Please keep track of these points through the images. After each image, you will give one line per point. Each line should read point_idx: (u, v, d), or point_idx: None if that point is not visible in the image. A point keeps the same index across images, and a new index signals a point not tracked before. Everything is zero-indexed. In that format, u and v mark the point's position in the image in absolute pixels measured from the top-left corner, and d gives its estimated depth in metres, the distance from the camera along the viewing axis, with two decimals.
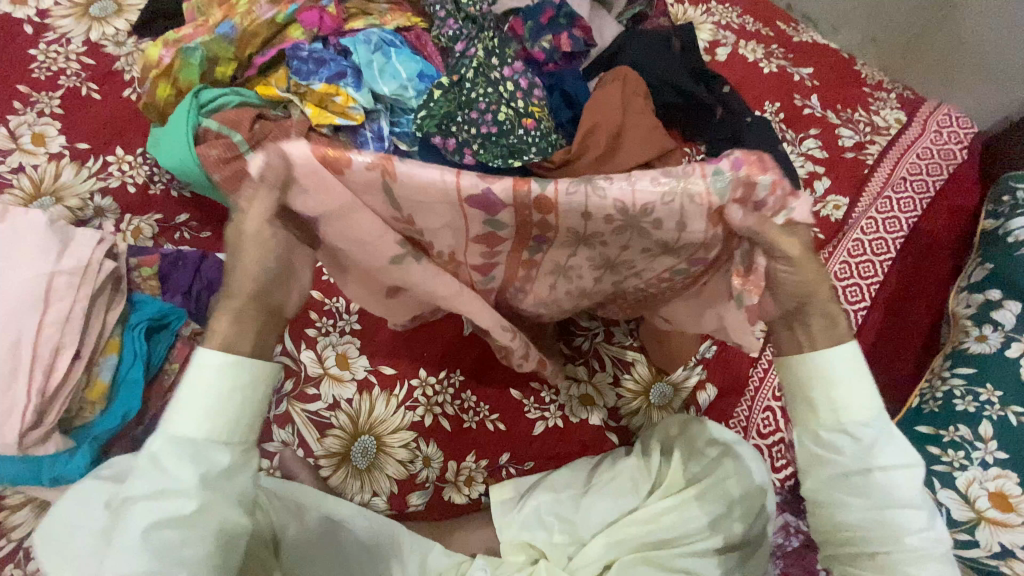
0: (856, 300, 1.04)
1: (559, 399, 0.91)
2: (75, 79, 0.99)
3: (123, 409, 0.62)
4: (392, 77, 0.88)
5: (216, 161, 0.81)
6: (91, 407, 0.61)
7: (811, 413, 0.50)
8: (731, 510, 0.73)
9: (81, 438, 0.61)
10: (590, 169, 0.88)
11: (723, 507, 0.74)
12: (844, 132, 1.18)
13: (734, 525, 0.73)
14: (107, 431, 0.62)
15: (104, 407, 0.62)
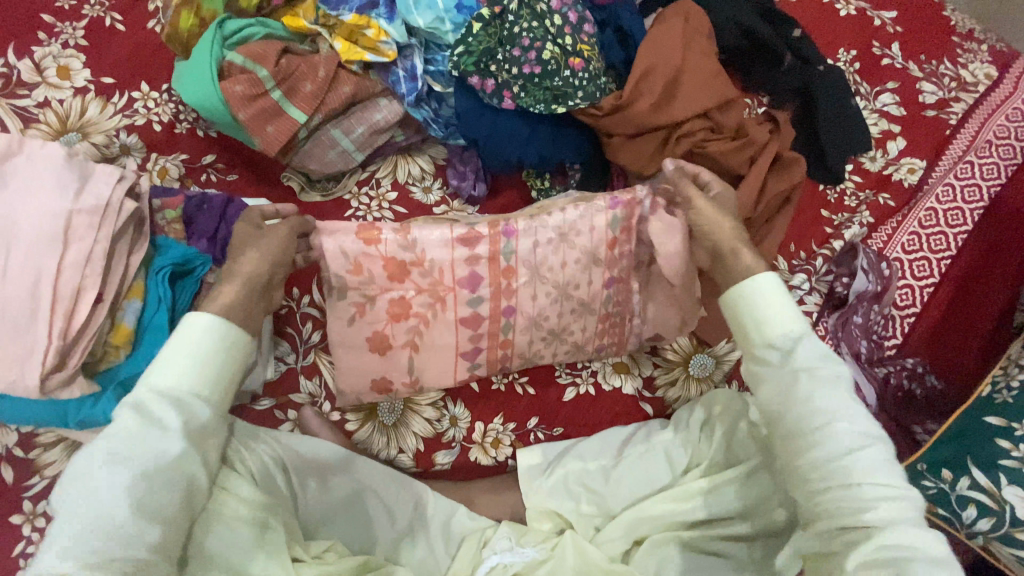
0: (922, 276, 1.01)
1: (593, 365, 0.87)
2: (99, 9, 0.93)
3: (147, 354, 0.61)
4: (428, 7, 0.79)
5: (241, 98, 0.75)
6: (116, 352, 0.60)
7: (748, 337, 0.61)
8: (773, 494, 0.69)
9: (106, 385, 0.60)
10: (642, 117, 0.82)
11: (768, 493, 0.68)
12: (926, 87, 1.17)
13: (776, 513, 0.68)
14: (132, 378, 0.61)
15: (130, 352, 0.60)
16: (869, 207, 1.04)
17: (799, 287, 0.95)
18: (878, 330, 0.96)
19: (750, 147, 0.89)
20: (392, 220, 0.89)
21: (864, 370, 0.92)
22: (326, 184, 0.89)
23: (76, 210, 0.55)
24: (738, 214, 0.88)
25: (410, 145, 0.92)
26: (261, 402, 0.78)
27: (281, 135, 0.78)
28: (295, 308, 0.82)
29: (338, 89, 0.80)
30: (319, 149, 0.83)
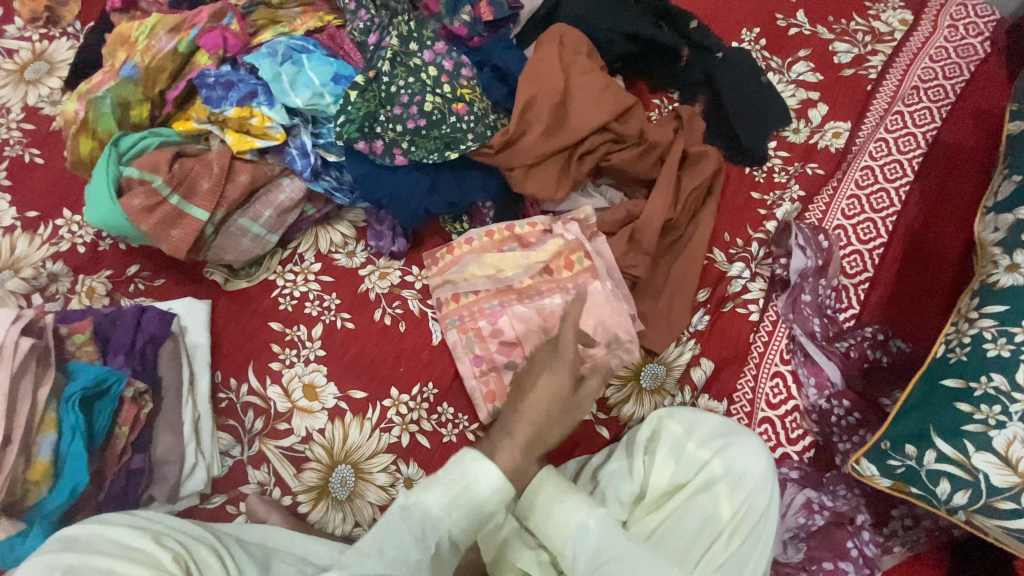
0: (869, 238, 0.98)
1: None
2: (18, 147, 0.99)
3: (69, 482, 0.63)
4: (306, 86, 0.82)
5: (141, 211, 0.77)
6: (37, 486, 0.62)
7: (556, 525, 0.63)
8: (721, 524, 0.65)
9: (31, 519, 0.62)
10: (535, 145, 0.83)
11: (711, 517, 0.66)
12: (840, 47, 1.15)
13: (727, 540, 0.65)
14: (57, 507, 0.63)
15: (51, 484, 0.63)
16: (798, 179, 1.01)
17: (739, 276, 0.93)
18: (831, 304, 0.92)
19: (656, 149, 0.89)
20: (319, 291, 0.90)
21: (822, 350, 0.89)
22: (250, 269, 0.90)
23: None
24: (658, 216, 0.87)
25: (326, 215, 0.93)
26: (211, 500, 0.79)
27: (187, 237, 0.79)
28: (235, 398, 0.83)
29: (236, 179, 0.82)
30: (232, 240, 0.84)
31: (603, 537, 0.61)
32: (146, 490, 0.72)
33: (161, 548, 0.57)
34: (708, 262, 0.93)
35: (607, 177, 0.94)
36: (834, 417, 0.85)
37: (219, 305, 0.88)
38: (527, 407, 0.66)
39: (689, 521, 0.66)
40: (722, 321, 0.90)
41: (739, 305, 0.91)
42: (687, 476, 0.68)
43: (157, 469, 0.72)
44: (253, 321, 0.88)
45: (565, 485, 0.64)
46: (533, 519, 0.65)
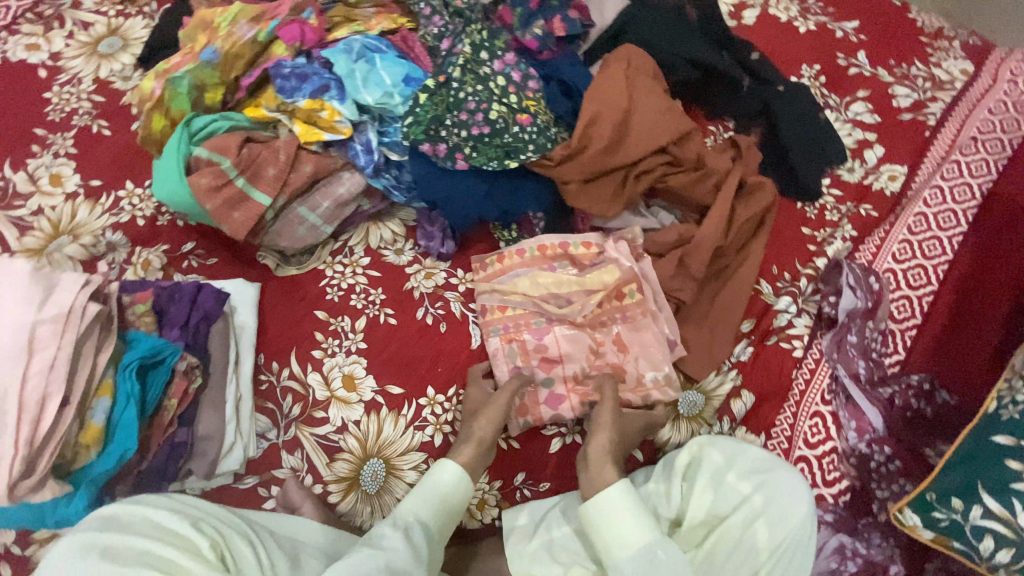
0: (919, 284, 0.96)
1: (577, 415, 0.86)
2: (87, 118, 1.03)
3: (117, 450, 0.64)
4: (377, 85, 0.83)
5: (207, 190, 0.79)
6: (86, 451, 0.63)
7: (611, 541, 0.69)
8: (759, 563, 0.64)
9: (77, 483, 0.63)
10: (594, 162, 0.84)
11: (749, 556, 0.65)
12: (899, 91, 1.14)
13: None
14: (103, 474, 0.64)
15: (100, 450, 0.64)
16: (851, 219, 1.00)
17: (785, 310, 0.92)
18: (877, 347, 0.91)
19: (712, 176, 0.89)
20: (366, 285, 0.91)
21: (865, 394, 0.87)
22: (300, 258, 0.92)
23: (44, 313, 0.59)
24: (709, 243, 0.86)
25: (379, 212, 0.95)
26: (244, 480, 0.79)
27: (249, 219, 0.81)
28: (275, 382, 0.85)
29: (301, 169, 0.84)
30: (288, 227, 0.86)
31: (670, 560, 0.65)
32: (185, 465, 0.73)
33: (199, 532, 0.59)
34: (754, 293, 0.93)
35: (659, 199, 0.94)
36: (874, 463, 0.83)
37: (268, 289, 0.90)
38: (603, 422, 0.78)
39: (732, 556, 0.65)
40: (764, 354, 0.89)
41: (783, 339, 0.90)
42: (726, 509, 0.67)
43: (198, 445, 0.73)
44: (299, 309, 0.89)
45: (634, 504, 0.69)
46: (596, 530, 0.70)
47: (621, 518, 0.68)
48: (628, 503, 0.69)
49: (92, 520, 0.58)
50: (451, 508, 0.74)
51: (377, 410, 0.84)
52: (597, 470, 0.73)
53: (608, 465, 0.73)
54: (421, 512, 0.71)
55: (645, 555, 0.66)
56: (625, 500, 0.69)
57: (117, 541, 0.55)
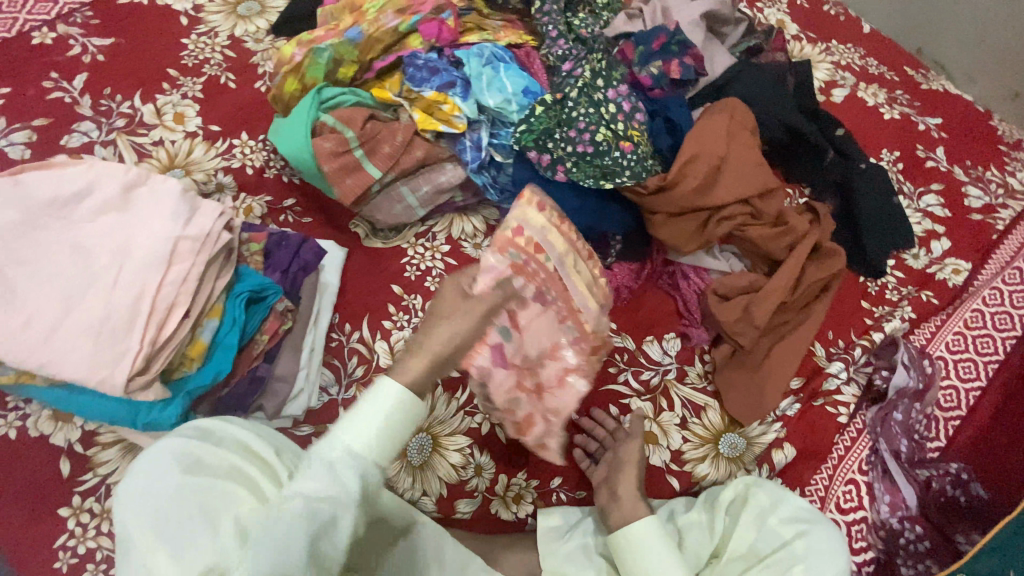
0: (968, 378, 0.98)
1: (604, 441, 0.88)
2: (217, 69, 1.11)
3: (214, 368, 0.70)
4: (499, 90, 0.90)
5: (328, 154, 0.85)
6: (191, 361, 0.69)
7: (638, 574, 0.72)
8: None
9: (176, 391, 0.69)
10: (684, 199, 0.88)
11: None
12: (972, 191, 1.18)
13: None
14: (197, 387, 0.70)
15: (201, 364, 0.70)
16: (911, 302, 1.03)
17: (836, 375, 0.94)
18: (920, 430, 0.94)
19: (790, 235, 0.93)
20: (443, 269, 0.95)
21: (903, 471, 0.90)
22: (388, 233, 0.97)
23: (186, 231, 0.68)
24: (777, 295, 0.90)
25: (466, 206, 1.00)
26: (301, 428, 0.83)
27: (357, 187, 0.87)
28: (345, 341, 0.88)
29: (412, 152, 0.90)
30: (387, 203, 0.92)
31: None
32: (257, 399, 0.78)
33: (279, 462, 0.62)
34: (809, 352, 0.95)
35: (733, 246, 0.98)
36: (902, 540, 0.85)
37: (353, 255, 0.95)
38: (627, 458, 0.82)
39: None
40: (810, 414, 0.92)
41: (829, 403, 0.92)
42: (765, 549, 0.70)
43: (272, 384, 0.78)
44: (378, 279, 0.94)
45: (659, 542, 0.72)
46: (629, 563, 0.73)
47: (654, 551, 0.72)
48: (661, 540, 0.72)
49: (187, 428, 0.62)
50: (392, 435, 0.55)
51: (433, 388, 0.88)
52: (631, 505, 0.76)
53: (642, 503, 0.77)
54: (354, 441, 0.53)
55: None
56: (657, 538, 0.72)
57: (207, 453, 0.58)
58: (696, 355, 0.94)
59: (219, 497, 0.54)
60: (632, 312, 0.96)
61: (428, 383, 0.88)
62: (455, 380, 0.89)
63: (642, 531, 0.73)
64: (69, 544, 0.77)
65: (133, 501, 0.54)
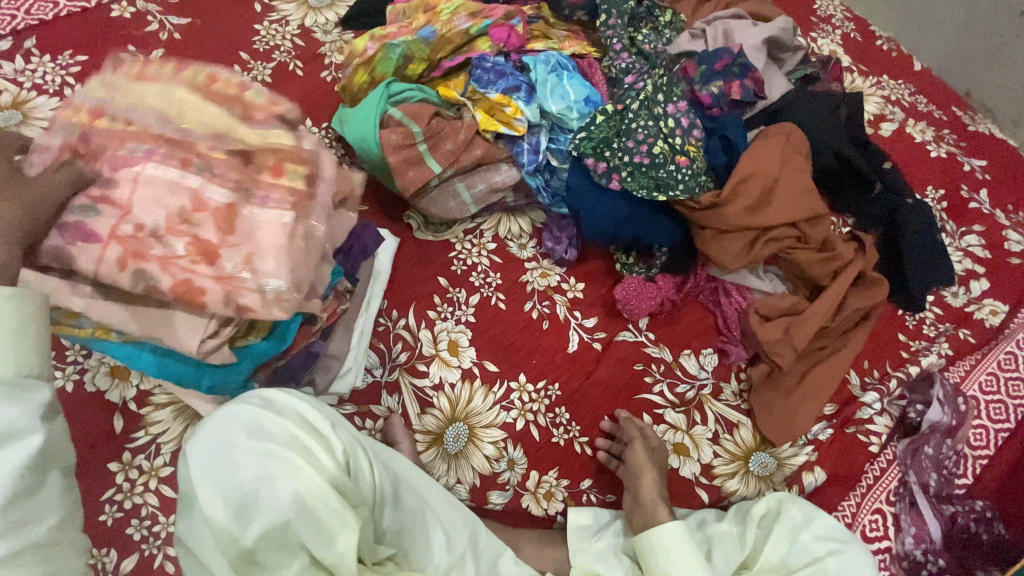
0: (998, 419, 0.98)
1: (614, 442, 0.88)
2: (286, 56, 1.16)
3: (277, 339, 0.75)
4: (561, 97, 0.93)
5: (394, 145, 0.89)
6: (258, 331, 0.74)
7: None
8: None
9: (242, 356, 0.73)
10: (735, 217, 0.90)
11: None
12: (1014, 235, 1.18)
13: None
14: (262, 355, 0.74)
15: (267, 334, 0.75)
16: (948, 339, 1.04)
17: (869, 405, 0.95)
18: (949, 465, 0.93)
19: (836, 261, 0.94)
20: (488, 266, 0.98)
21: (931, 504, 0.89)
22: (439, 226, 1.00)
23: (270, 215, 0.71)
24: (817, 319, 0.91)
25: (516, 207, 1.03)
26: (345, 407, 0.85)
27: (418, 180, 0.90)
28: (391, 327, 0.91)
29: (472, 150, 0.93)
30: (443, 197, 0.95)
31: None
32: (310, 374, 0.82)
33: (336, 436, 0.65)
34: (843, 379, 0.96)
35: (776, 268, 0.99)
36: (926, 573, 0.85)
37: (403, 244, 0.98)
38: (642, 462, 0.80)
39: None
40: (840, 440, 0.92)
41: (860, 431, 0.93)
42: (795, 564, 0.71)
43: (325, 360, 0.83)
44: (426, 270, 0.97)
45: (688, 544, 0.73)
46: (653, 565, 0.74)
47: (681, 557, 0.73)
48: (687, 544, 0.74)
49: (252, 397, 0.65)
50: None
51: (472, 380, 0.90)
52: (657, 507, 0.77)
53: (662, 506, 0.77)
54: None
55: None
56: (684, 541, 0.74)
57: (272, 421, 0.62)
58: (731, 372, 0.96)
59: (282, 465, 0.58)
60: (671, 325, 0.98)
61: (468, 374, 0.90)
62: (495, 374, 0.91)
63: (668, 534, 0.74)
64: (115, 497, 0.79)
65: (202, 456, 0.58)
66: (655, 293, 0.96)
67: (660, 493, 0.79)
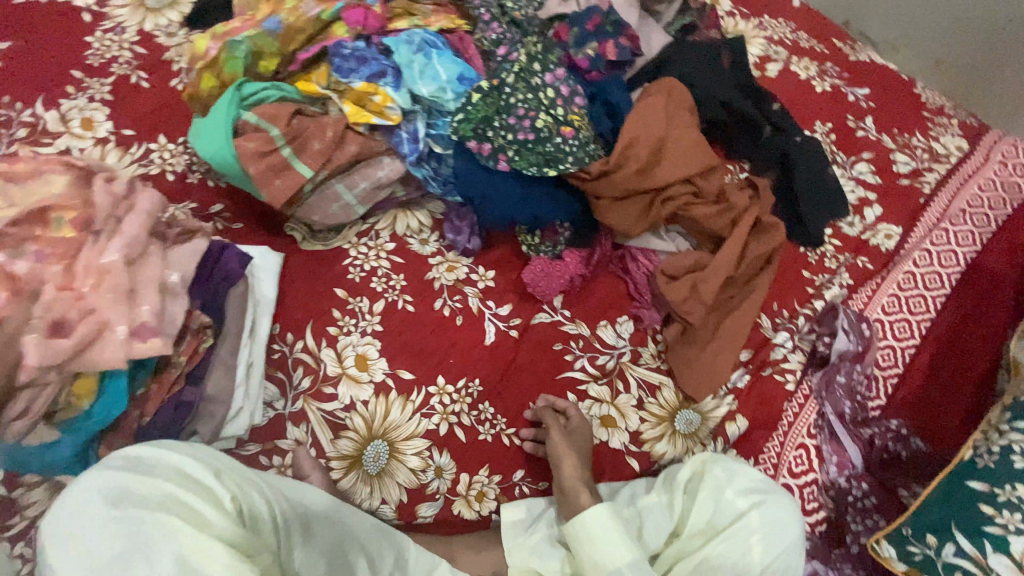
0: (903, 337, 1.03)
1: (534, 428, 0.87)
2: (126, 67, 1.02)
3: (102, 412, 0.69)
4: (432, 78, 0.87)
5: (253, 155, 0.80)
6: (79, 400, 0.69)
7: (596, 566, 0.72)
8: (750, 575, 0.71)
9: (70, 428, 0.69)
10: (628, 182, 0.88)
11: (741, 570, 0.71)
12: (900, 158, 1.23)
13: None
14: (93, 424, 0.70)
15: (92, 402, 0.69)
16: (848, 269, 1.07)
17: (782, 345, 0.97)
18: (863, 390, 0.97)
19: (732, 211, 0.95)
20: (389, 269, 0.91)
21: (848, 431, 0.93)
22: (327, 234, 0.93)
23: (107, 261, 0.70)
24: (722, 272, 0.92)
25: (409, 200, 0.97)
26: (246, 447, 0.80)
27: (287, 189, 0.82)
28: (288, 352, 0.85)
29: (344, 148, 0.86)
30: (322, 203, 0.87)
31: None
32: (190, 424, 0.77)
33: (222, 485, 0.58)
34: (756, 325, 0.98)
35: (679, 226, 0.98)
36: (851, 498, 0.89)
37: (291, 260, 0.90)
38: (563, 450, 0.79)
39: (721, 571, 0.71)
40: (759, 384, 0.94)
41: (777, 372, 0.95)
42: (724, 523, 0.73)
43: (205, 406, 0.77)
44: (318, 284, 0.89)
45: (616, 525, 0.73)
46: (583, 547, 0.74)
47: (608, 541, 0.72)
48: (617, 526, 0.73)
49: (114, 459, 0.57)
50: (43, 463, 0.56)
51: (385, 393, 0.85)
52: (582, 491, 0.77)
53: (584, 489, 0.77)
54: None
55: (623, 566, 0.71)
56: (612, 524, 0.73)
57: (140, 484, 0.54)
58: (648, 336, 0.95)
59: (154, 527, 0.50)
60: (585, 299, 0.96)
61: (381, 387, 0.85)
62: (410, 382, 0.86)
63: (596, 516, 0.74)
64: None
65: (53, 544, 0.49)
66: (563, 270, 0.93)
67: (580, 475, 0.79)
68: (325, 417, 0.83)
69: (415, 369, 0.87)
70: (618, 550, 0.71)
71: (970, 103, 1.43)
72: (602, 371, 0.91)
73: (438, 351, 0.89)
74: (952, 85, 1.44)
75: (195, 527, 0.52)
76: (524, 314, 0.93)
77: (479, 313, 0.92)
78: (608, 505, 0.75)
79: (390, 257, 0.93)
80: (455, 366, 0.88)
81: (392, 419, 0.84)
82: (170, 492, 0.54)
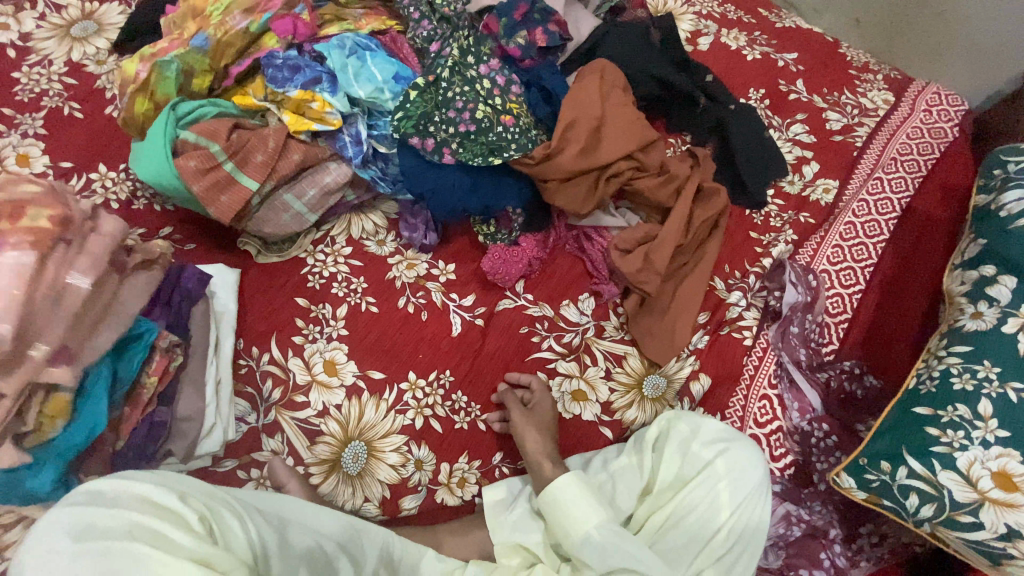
0: (849, 284, 1.08)
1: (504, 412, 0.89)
2: (58, 100, 1.00)
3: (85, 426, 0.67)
4: (368, 80, 0.89)
5: (194, 172, 0.80)
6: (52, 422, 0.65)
7: (573, 531, 0.76)
8: (719, 516, 0.77)
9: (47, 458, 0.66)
10: (572, 163, 0.90)
11: (710, 513, 0.77)
12: (832, 116, 1.29)
13: (719, 530, 0.76)
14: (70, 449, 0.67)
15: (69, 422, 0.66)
16: (792, 226, 1.12)
17: (736, 304, 1.02)
18: (815, 337, 1.02)
19: (675, 180, 0.98)
20: (348, 273, 0.92)
21: (805, 377, 0.98)
22: (282, 245, 0.93)
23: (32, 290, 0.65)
24: (672, 240, 0.95)
25: (362, 204, 0.98)
26: (223, 464, 0.80)
27: (234, 204, 0.83)
28: (255, 366, 0.85)
29: (288, 157, 0.86)
30: (273, 214, 0.88)
31: (623, 536, 0.74)
32: (165, 444, 0.75)
33: (189, 507, 0.58)
34: (710, 288, 1.02)
35: (627, 202, 1.03)
36: (815, 439, 0.93)
37: (248, 275, 0.91)
38: (524, 426, 0.83)
39: (692, 517, 0.77)
40: (719, 343, 0.98)
41: (734, 330, 0.99)
42: (691, 472, 0.79)
43: (177, 426, 0.75)
44: (278, 296, 0.90)
45: (586, 490, 0.77)
46: (555, 518, 0.78)
47: (580, 505, 0.77)
48: (588, 491, 0.78)
49: (75, 495, 0.56)
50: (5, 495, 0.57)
51: (356, 395, 0.85)
52: (549, 466, 0.81)
53: (548, 462, 0.81)
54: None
55: (595, 525, 0.75)
56: (582, 490, 0.77)
57: (103, 517, 0.53)
58: (610, 310, 0.98)
59: (121, 559, 0.50)
60: (545, 281, 0.98)
61: (353, 389, 0.86)
62: (380, 381, 0.87)
63: (565, 486, 0.78)
64: None
65: None
66: (520, 256, 0.95)
67: (544, 448, 0.83)
68: (301, 424, 0.83)
69: (384, 367, 0.88)
70: (590, 512, 0.76)
71: (894, 60, 1.51)
72: (569, 348, 0.94)
73: (406, 347, 0.90)
74: (875, 44, 1.51)
75: (161, 553, 0.52)
76: (487, 301, 0.95)
77: (444, 305, 0.94)
78: (576, 474, 0.79)
79: (349, 261, 0.93)
80: (424, 361, 0.90)
81: (367, 419, 0.85)
82: (136, 520, 0.54)
